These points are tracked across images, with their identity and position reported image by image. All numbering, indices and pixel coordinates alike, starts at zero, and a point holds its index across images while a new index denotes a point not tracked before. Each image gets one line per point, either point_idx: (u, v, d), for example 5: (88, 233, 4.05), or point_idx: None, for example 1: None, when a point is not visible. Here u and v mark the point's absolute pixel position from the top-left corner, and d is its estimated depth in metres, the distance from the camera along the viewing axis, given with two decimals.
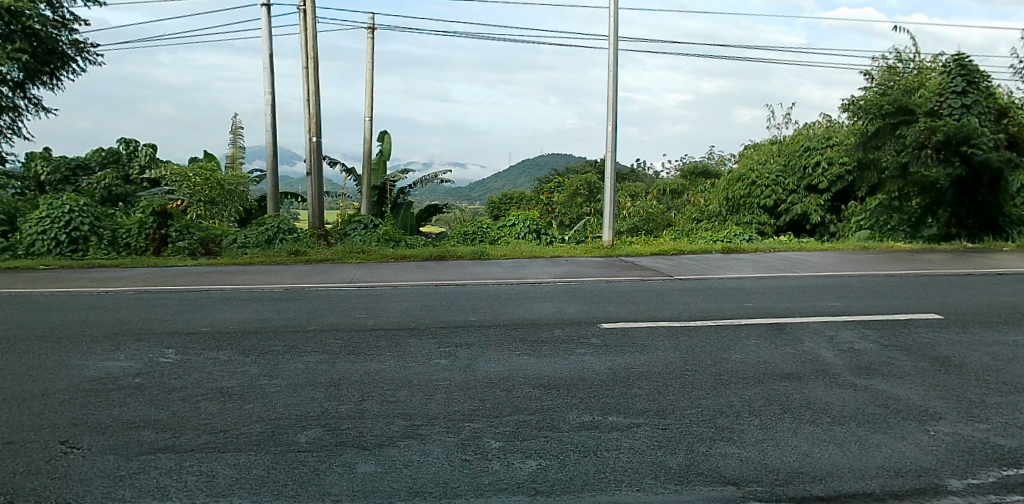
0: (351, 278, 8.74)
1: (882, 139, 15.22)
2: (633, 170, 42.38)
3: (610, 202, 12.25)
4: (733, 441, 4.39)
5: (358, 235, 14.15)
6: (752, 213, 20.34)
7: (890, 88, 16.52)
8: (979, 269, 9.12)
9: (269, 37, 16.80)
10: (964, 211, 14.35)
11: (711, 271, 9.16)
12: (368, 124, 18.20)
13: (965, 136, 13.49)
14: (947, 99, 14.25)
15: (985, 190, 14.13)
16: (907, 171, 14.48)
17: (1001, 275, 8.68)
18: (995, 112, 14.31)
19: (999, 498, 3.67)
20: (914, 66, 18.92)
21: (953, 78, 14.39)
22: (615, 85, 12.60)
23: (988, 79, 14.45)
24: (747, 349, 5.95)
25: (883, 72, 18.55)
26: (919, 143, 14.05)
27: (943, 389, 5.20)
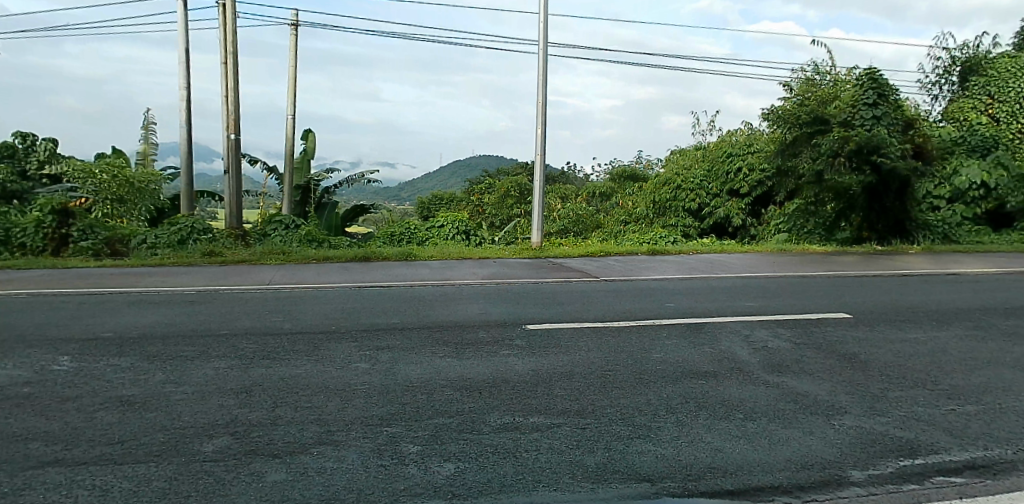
0: (270, 280, 8.50)
1: (799, 148, 15.87)
2: (564, 173, 42.96)
3: (539, 203, 12.30)
4: (649, 438, 4.48)
5: (278, 236, 13.84)
6: (678, 216, 20.99)
7: (807, 103, 17.77)
8: (886, 270, 9.65)
9: (184, 31, 16.15)
10: (874, 215, 15.00)
11: (636, 272, 9.35)
12: (292, 122, 17.74)
13: (875, 146, 14.20)
14: (860, 110, 15.05)
15: (893, 197, 14.77)
16: (822, 179, 15.02)
17: (906, 276, 9.23)
18: (902, 124, 15.07)
19: (893, 488, 3.92)
20: (830, 78, 19.88)
21: (865, 91, 15.20)
22: (544, 88, 12.69)
23: (897, 92, 15.30)
24: (667, 348, 6.09)
25: (802, 84, 19.45)
26: (833, 151, 14.81)
27: (848, 384, 5.48)
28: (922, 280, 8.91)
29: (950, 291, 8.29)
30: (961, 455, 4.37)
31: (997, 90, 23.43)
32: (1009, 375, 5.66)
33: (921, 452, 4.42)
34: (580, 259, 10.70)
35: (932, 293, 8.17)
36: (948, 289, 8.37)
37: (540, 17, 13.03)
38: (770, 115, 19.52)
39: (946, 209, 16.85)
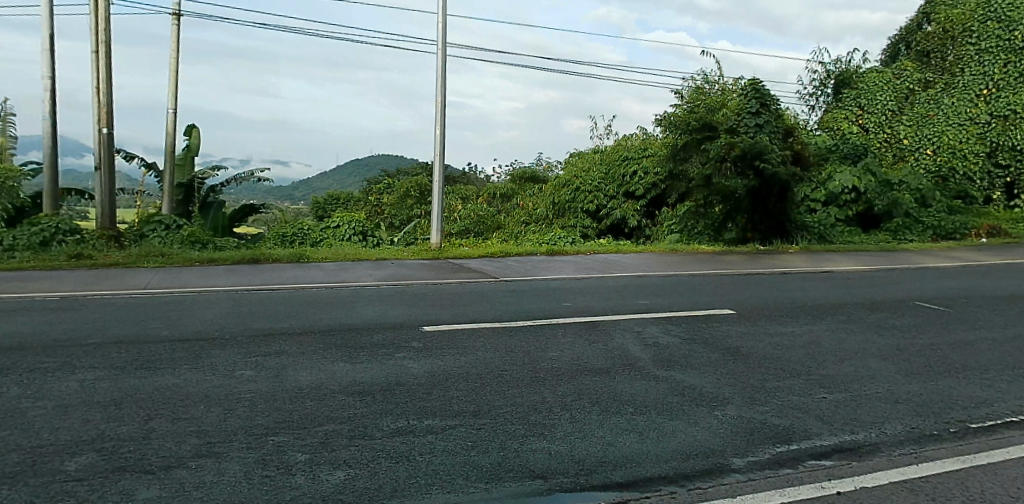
0: (147, 284, 7.97)
1: (688, 152, 17.10)
2: (464, 174, 42.93)
3: (439, 204, 12.25)
4: (543, 436, 4.54)
5: (157, 237, 13.03)
6: (577, 217, 21.57)
7: (697, 110, 18.81)
8: (767, 268, 10.31)
9: (49, 15, 14.87)
10: (758, 217, 15.94)
11: (535, 272, 9.48)
12: (171, 117, 16.66)
13: (758, 152, 15.13)
14: (744, 118, 16.02)
15: (775, 200, 15.75)
16: (710, 182, 16.09)
17: (785, 274, 9.90)
18: (783, 132, 16.13)
19: (770, 473, 4.17)
20: (718, 87, 21.12)
21: (749, 100, 16.19)
22: (443, 88, 12.65)
23: (778, 103, 16.37)
24: (563, 346, 6.21)
25: (693, 92, 20.62)
26: (720, 156, 15.69)
27: (732, 376, 5.79)
28: (799, 277, 9.58)
29: (823, 287, 8.98)
30: (830, 439, 4.73)
31: (865, 102, 25.86)
32: (870, 364, 6.19)
33: (795, 438, 4.74)
34: (480, 260, 10.72)
35: (807, 289, 8.81)
36: (820, 286, 9.05)
37: (439, 18, 13.00)
38: (663, 121, 20.40)
39: (822, 212, 18.26)
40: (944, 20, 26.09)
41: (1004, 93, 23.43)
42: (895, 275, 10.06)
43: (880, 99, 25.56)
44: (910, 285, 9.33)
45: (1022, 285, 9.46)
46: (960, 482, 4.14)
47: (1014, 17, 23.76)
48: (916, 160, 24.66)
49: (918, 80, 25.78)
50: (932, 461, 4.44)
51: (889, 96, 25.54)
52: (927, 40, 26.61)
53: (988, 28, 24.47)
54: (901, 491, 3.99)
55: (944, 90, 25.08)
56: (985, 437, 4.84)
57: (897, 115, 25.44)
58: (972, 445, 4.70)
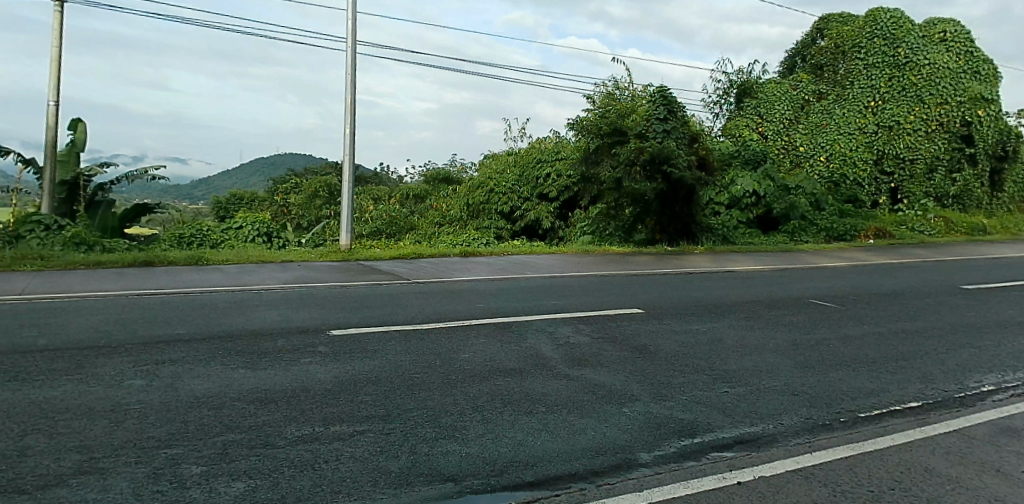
0: (23, 289, 7.34)
1: (600, 157, 17.42)
2: (376, 174, 42.21)
3: (349, 204, 11.99)
4: (454, 438, 4.51)
5: (36, 238, 12.01)
6: (491, 218, 21.76)
7: (607, 115, 19.25)
8: (674, 269, 10.71)
9: None
10: (666, 219, 16.60)
11: (448, 274, 9.44)
12: (52, 110, 15.43)
13: (666, 156, 15.61)
14: (653, 124, 16.68)
15: (681, 203, 16.37)
16: (621, 185, 16.46)
17: (690, 274, 10.32)
18: (688, 137, 16.82)
19: (676, 466, 4.33)
20: (629, 93, 21.84)
21: (658, 107, 16.89)
22: (352, 87, 12.39)
23: (684, 109, 17.12)
24: (475, 348, 6.21)
25: (604, 97, 21.20)
26: (630, 161, 16.05)
27: (640, 373, 5.97)
28: (704, 277, 10.01)
29: (726, 286, 9.43)
30: (731, 431, 4.97)
31: (764, 111, 27.41)
32: (769, 359, 6.54)
33: (699, 431, 4.94)
34: (391, 261, 10.57)
35: (711, 288, 9.22)
36: (723, 285, 9.50)
37: (348, 14, 12.71)
38: (576, 124, 20.73)
39: (725, 215, 19.13)
40: (835, 35, 27.50)
41: (889, 106, 25.61)
42: (790, 275, 10.71)
43: (778, 109, 27.18)
44: (804, 283, 9.97)
45: (900, 282, 10.29)
46: (848, 469, 4.45)
47: (898, 36, 25.67)
48: (811, 166, 26.53)
49: (813, 92, 27.41)
50: (824, 449, 4.75)
51: (785, 106, 27.20)
52: (820, 54, 28.02)
53: (875, 45, 26.32)
54: (796, 479, 4.25)
55: (836, 101, 27.02)
56: (870, 425, 5.23)
57: (794, 123, 27.16)
58: (858, 433, 5.06)
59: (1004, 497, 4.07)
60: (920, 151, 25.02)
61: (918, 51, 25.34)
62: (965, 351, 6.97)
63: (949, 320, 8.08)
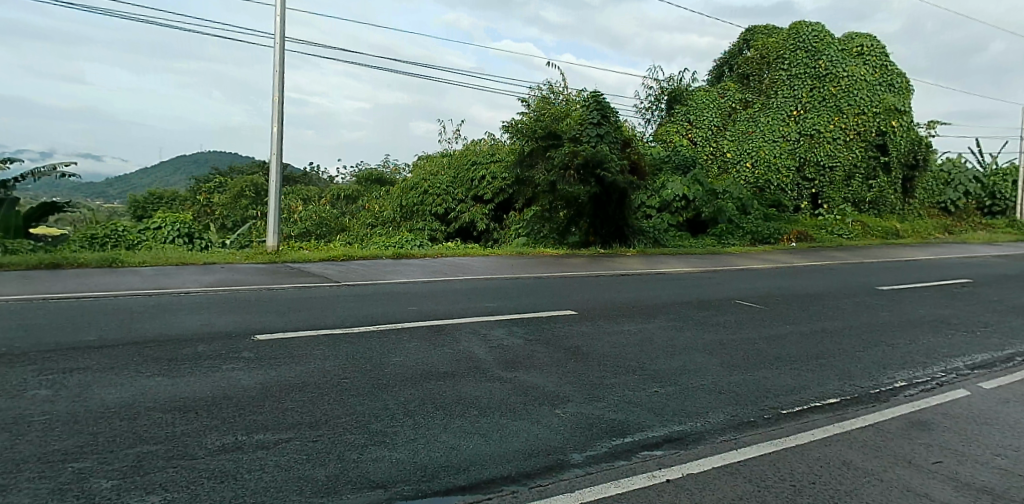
0: None
1: (534, 159, 17.25)
2: (305, 174, 41.25)
3: (276, 205, 11.67)
4: (385, 444, 4.43)
5: None
6: (425, 220, 21.67)
7: (543, 119, 19.44)
8: (606, 271, 10.88)
9: None
10: (599, 222, 16.92)
11: (381, 276, 9.29)
12: None
13: (599, 160, 15.94)
14: (586, 129, 16.82)
15: (614, 206, 16.70)
16: (555, 188, 16.42)
17: (622, 276, 10.52)
18: (621, 142, 17.17)
19: (607, 466, 4.39)
20: (563, 98, 22.21)
21: (591, 111, 17.11)
22: (280, 84, 12.06)
23: (617, 115, 17.44)
24: (407, 351, 6.13)
25: (539, 101, 21.48)
26: (564, 164, 16.20)
27: (572, 374, 6.02)
28: (635, 279, 10.22)
29: (657, 287, 9.64)
30: (661, 430, 5.07)
31: (693, 117, 28.28)
32: (698, 358, 6.72)
33: (630, 430, 5.02)
34: (321, 263, 10.33)
35: (642, 290, 9.42)
36: (653, 287, 9.73)
37: (277, 10, 12.37)
38: (511, 127, 20.83)
39: (656, 217, 19.75)
40: (761, 46, 28.65)
41: (810, 115, 26.91)
42: (717, 276, 11.06)
43: (707, 116, 28.09)
44: (731, 285, 10.31)
45: (817, 284, 10.79)
46: (772, 464, 4.62)
47: (818, 48, 27.14)
48: (738, 171, 27.42)
49: (739, 100, 28.62)
50: (747, 446, 4.91)
51: (714, 114, 28.13)
52: (745, 64, 29.09)
53: (797, 56, 27.60)
54: (722, 475, 4.37)
55: (761, 110, 28.15)
56: (791, 421, 5.44)
57: (721, 130, 28.08)
58: (779, 429, 5.26)
59: (914, 487, 4.31)
60: (838, 159, 26.35)
61: (837, 63, 26.74)
62: (879, 349, 7.35)
63: (864, 319, 8.51)
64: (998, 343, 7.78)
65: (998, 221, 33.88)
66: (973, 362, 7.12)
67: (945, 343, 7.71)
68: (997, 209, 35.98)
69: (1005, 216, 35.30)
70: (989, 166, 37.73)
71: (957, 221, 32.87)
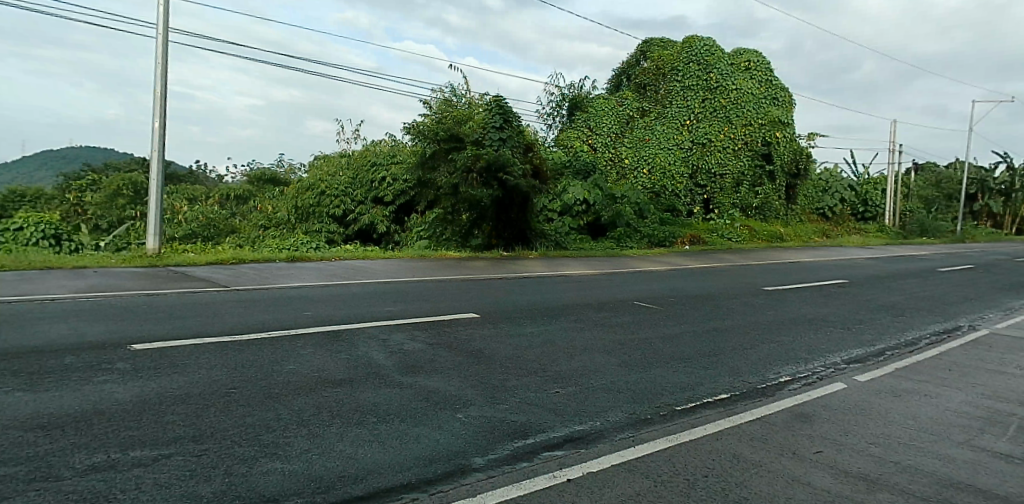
0: None
1: (436, 162, 17.42)
2: (190, 172, 39.15)
3: (156, 205, 10.99)
4: (276, 455, 4.22)
5: None
6: (322, 222, 21.06)
7: (444, 121, 19.62)
8: (508, 273, 10.97)
9: None
10: (502, 225, 16.95)
11: (275, 280, 8.91)
12: None
13: (501, 164, 16.11)
14: (489, 133, 17.18)
15: (517, 210, 16.92)
16: (457, 191, 16.63)
17: (525, 278, 10.64)
18: (523, 146, 17.53)
19: (508, 469, 4.37)
20: (465, 101, 22.47)
21: (494, 115, 17.34)
22: (163, 76, 11.40)
23: (518, 120, 17.90)
24: (301, 358, 5.89)
25: (441, 103, 21.61)
26: (467, 166, 16.30)
27: (473, 377, 5.99)
28: (536, 281, 10.37)
29: (556, 289, 9.81)
30: (562, 431, 5.12)
31: (593, 124, 28.75)
32: (596, 358, 6.86)
33: (532, 432, 5.04)
34: (209, 267, 9.81)
35: (544, 292, 9.55)
36: (554, 288, 9.90)
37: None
38: (412, 129, 20.77)
39: (558, 221, 19.96)
40: (658, 57, 30.09)
41: (702, 125, 28.40)
42: (614, 278, 11.40)
43: (604, 123, 28.65)
44: (627, 286, 10.65)
45: (704, 284, 11.35)
46: (668, 459, 4.77)
47: (709, 61, 28.74)
48: (635, 177, 28.55)
49: (636, 109, 29.70)
50: (645, 442, 5.05)
51: (612, 121, 28.80)
52: (642, 74, 30.47)
53: (690, 69, 29.10)
54: (621, 473, 4.46)
55: (657, 118, 29.26)
56: (685, 417, 5.66)
57: (619, 138, 28.91)
58: (674, 425, 5.45)
59: (798, 476, 4.56)
60: (727, 167, 27.95)
61: (726, 76, 28.42)
62: (764, 346, 7.80)
63: (750, 318, 9.02)
64: (869, 339, 8.45)
65: (868, 226, 37.14)
66: (849, 357, 7.69)
67: (821, 338, 8.30)
68: (868, 215, 39.13)
69: (876, 222, 38.77)
70: (862, 176, 41.17)
71: (834, 226, 35.74)
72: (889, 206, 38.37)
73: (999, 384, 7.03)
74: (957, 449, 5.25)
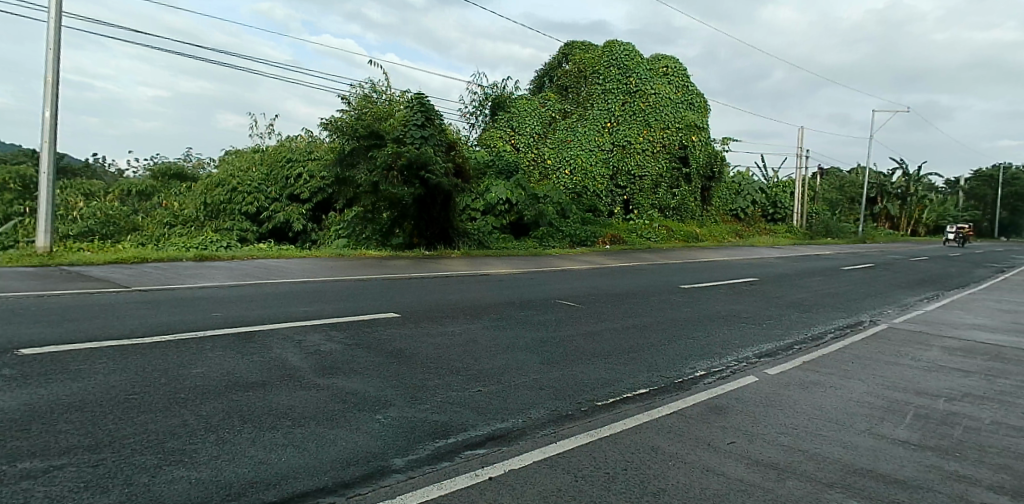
0: None
1: (356, 159, 16.68)
2: (88, 166, 36.79)
3: (47, 199, 10.31)
4: (181, 463, 4.01)
5: None
6: (233, 219, 20.38)
7: (364, 117, 19.36)
8: (430, 272, 10.90)
9: None
10: (423, 224, 16.99)
11: (183, 281, 8.52)
12: None
13: (423, 162, 15.91)
14: (410, 130, 16.83)
15: (439, 208, 16.87)
16: (378, 189, 16.23)
17: (448, 277, 10.60)
18: (446, 145, 17.51)
19: (428, 469, 4.33)
20: (385, 97, 22.21)
21: (415, 113, 17.14)
22: (55, 62, 10.66)
23: (440, 117, 17.69)
24: (210, 361, 5.65)
25: (360, 98, 21.28)
26: (387, 165, 16.06)
27: (393, 377, 5.90)
28: (458, 280, 10.35)
29: (477, 288, 9.82)
30: (483, 429, 5.11)
31: (516, 124, 28.91)
32: (517, 356, 6.90)
33: (453, 431, 5.01)
34: (108, 266, 9.27)
35: (465, 290, 9.54)
36: (476, 287, 9.91)
37: None
38: (330, 125, 20.45)
39: (481, 220, 20.20)
40: (579, 60, 30.66)
41: (622, 127, 29.01)
42: (534, 276, 11.54)
43: (528, 124, 28.91)
44: (547, 284, 10.81)
45: (620, 282, 11.66)
46: (589, 454, 4.84)
47: (630, 65, 29.52)
48: (557, 178, 28.60)
49: (559, 110, 30.07)
50: (566, 438, 5.11)
51: (536, 121, 29.05)
52: (566, 77, 31.07)
53: (611, 72, 29.72)
54: (543, 469, 4.49)
55: (579, 120, 29.71)
56: (605, 412, 5.77)
57: (541, 137, 29.20)
58: (595, 421, 5.54)
59: (713, 466, 4.72)
60: (647, 169, 28.85)
61: (645, 81, 29.33)
62: (680, 342, 8.06)
63: (665, 314, 9.31)
64: (778, 334, 8.88)
65: (777, 227, 39.27)
66: (759, 351, 8.05)
67: (733, 334, 8.65)
68: (777, 216, 41.12)
69: (785, 223, 41.02)
70: (772, 180, 43.45)
71: (746, 226, 37.58)
72: (797, 209, 40.68)
73: (895, 374, 7.54)
74: (859, 436, 5.56)
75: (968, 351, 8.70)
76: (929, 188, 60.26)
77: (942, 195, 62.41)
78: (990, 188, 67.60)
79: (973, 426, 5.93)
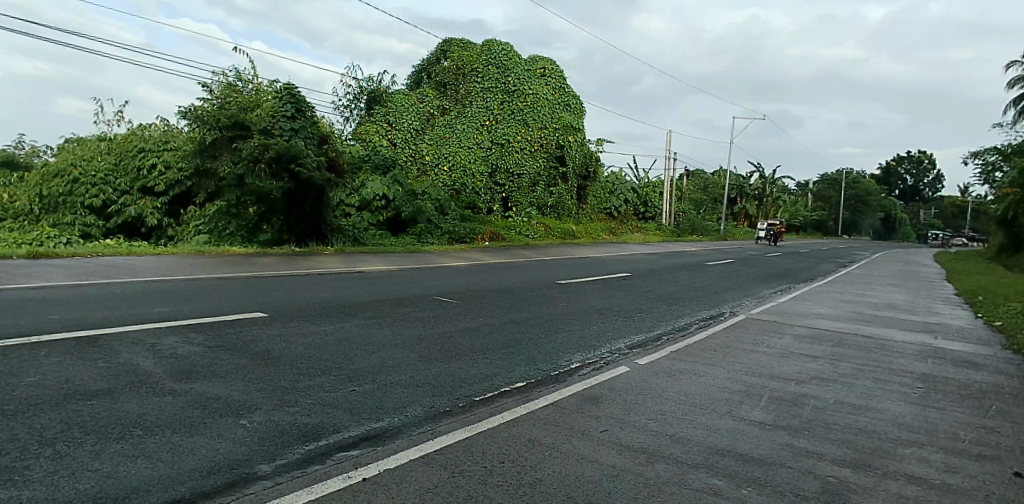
0: None
1: (218, 150, 16.34)
2: None
3: None
4: (9, 482, 3.62)
5: None
6: (75, 212, 18.56)
7: (228, 106, 18.32)
8: (302, 270, 10.54)
9: None
10: (294, 220, 16.28)
11: (13, 281, 7.66)
12: None
13: (293, 155, 15.42)
14: (278, 121, 16.23)
15: (311, 203, 16.31)
16: (243, 182, 15.56)
17: (321, 274, 10.31)
18: (317, 139, 17.06)
19: (297, 473, 4.18)
20: (252, 87, 21.20)
21: (284, 104, 16.49)
22: None
23: (312, 109, 17.16)
24: (44, 369, 5.13)
25: (224, 87, 20.12)
26: (254, 157, 15.37)
27: (260, 380, 5.63)
28: (332, 277, 10.09)
29: (351, 286, 9.61)
30: (356, 430, 5.00)
31: (393, 119, 28.80)
32: (394, 354, 6.83)
33: (324, 433, 4.86)
34: None
35: (339, 288, 9.30)
36: (350, 285, 9.70)
37: None
38: (189, 113, 19.08)
39: (356, 216, 20.05)
40: (457, 57, 30.87)
41: (501, 125, 29.27)
42: (410, 272, 11.49)
43: (405, 119, 28.77)
44: (423, 280, 10.79)
45: (495, 277, 11.86)
46: (466, 449, 4.88)
47: (507, 66, 30.14)
48: (436, 174, 28.51)
49: (437, 107, 29.92)
50: (442, 434, 5.12)
51: (412, 117, 28.92)
52: (444, 73, 31.00)
53: (491, 71, 30.17)
54: (418, 466, 4.47)
55: (458, 116, 29.71)
56: (482, 406, 5.84)
57: (420, 133, 29.05)
58: (471, 416, 5.59)
59: (586, 454, 4.91)
60: (526, 168, 29.49)
61: (523, 82, 30.03)
62: (556, 335, 8.32)
63: (540, 309, 9.57)
64: (647, 326, 9.38)
65: (650, 225, 41.61)
66: (629, 342, 8.47)
67: (604, 326, 9.05)
68: (650, 215, 43.47)
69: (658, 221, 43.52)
70: (647, 181, 45.85)
71: (621, 224, 39.53)
72: (666, 208, 43.26)
73: (751, 361, 8.21)
74: (720, 419, 6.00)
75: (815, 338, 9.64)
76: (783, 190, 66.13)
77: (793, 196, 68.73)
78: (834, 190, 75.30)
79: (819, 406, 6.57)
